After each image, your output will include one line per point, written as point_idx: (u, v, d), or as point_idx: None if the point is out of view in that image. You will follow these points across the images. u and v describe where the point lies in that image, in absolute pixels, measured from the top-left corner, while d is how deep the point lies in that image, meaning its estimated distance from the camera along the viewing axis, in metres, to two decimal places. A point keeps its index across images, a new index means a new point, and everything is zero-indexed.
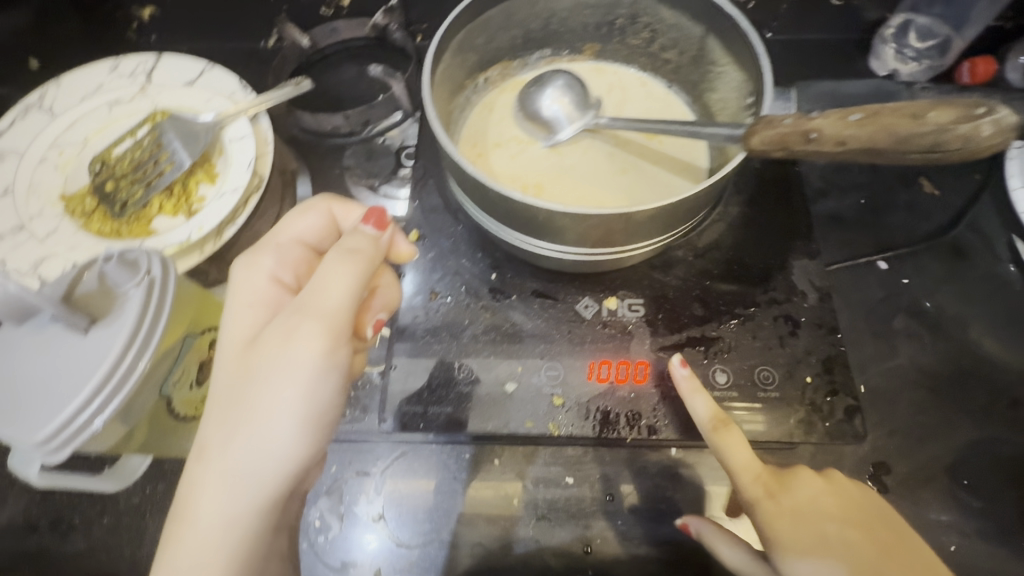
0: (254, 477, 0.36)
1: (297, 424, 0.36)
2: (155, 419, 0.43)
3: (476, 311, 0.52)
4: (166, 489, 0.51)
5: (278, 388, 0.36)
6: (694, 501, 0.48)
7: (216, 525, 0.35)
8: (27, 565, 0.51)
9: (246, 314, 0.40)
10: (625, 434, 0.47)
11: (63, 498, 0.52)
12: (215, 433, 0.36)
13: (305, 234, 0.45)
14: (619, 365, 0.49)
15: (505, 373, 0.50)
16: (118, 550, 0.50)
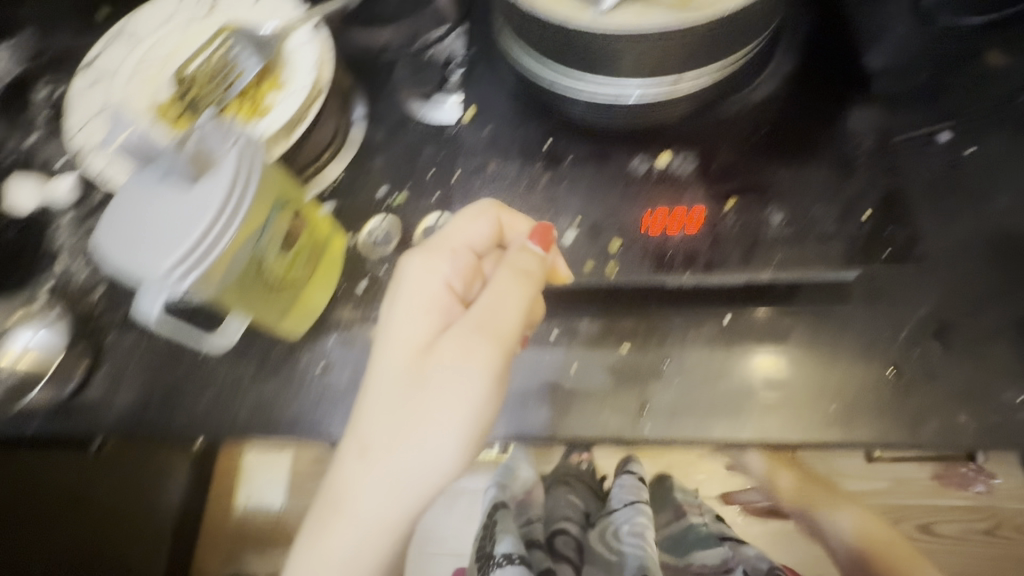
0: (416, 481, 0.45)
1: (460, 438, 0.45)
2: (248, 278, 0.48)
3: (537, 175, 0.60)
4: (258, 366, 0.59)
5: (455, 413, 0.45)
6: (741, 363, 0.53)
7: (374, 526, 0.45)
8: (148, 428, 0.59)
9: (424, 317, 0.48)
10: (681, 269, 0.53)
11: (175, 376, 0.60)
12: (385, 431, 0.45)
13: (473, 240, 0.52)
14: (672, 214, 0.55)
15: (565, 224, 0.57)
16: (224, 415, 0.58)
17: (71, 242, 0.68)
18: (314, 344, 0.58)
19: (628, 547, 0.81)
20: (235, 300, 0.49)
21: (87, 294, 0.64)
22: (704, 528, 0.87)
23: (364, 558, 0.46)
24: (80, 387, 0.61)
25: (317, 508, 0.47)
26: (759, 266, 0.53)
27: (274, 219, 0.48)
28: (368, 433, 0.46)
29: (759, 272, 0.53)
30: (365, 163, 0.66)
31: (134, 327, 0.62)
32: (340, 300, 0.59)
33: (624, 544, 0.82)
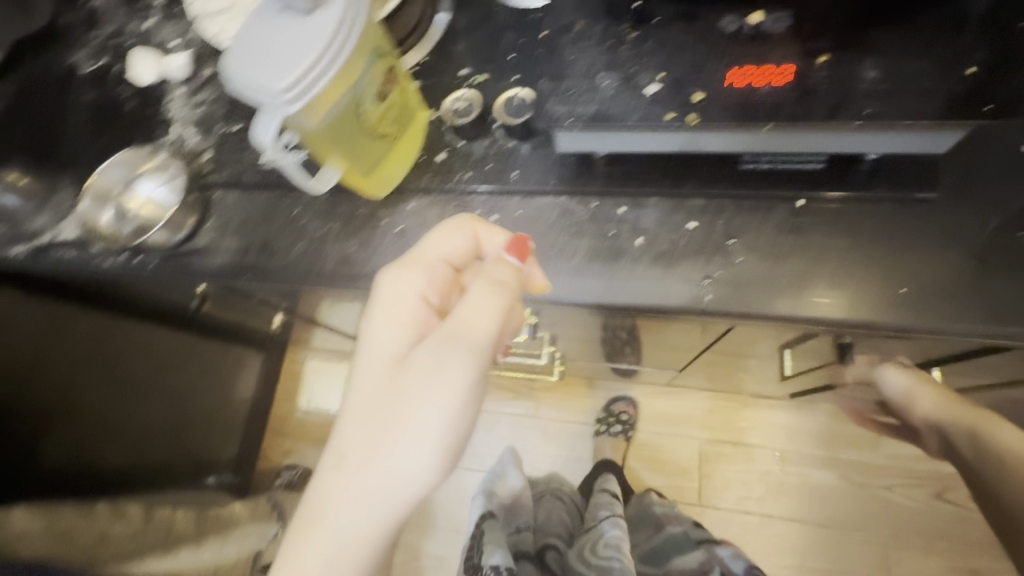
0: (394, 492, 0.51)
1: (434, 450, 0.51)
2: (348, 119, 0.52)
3: (623, 34, 0.61)
4: (343, 226, 0.64)
5: (426, 418, 0.50)
6: (811, 245, 0.52)
7: (354, 535, 0.51)
8: (244, 273, 0.66)
9: (400, 330, 0.55)
10: (767, 119, 0.49)
11: (268, 231, 0.66)
12: (359, 448, 0.51)
13: (450, 253, 0.57)
14: (764, 69, 0.52)
15: (647, 78, 0.56)
16: (310, 267, 0.64)
17: (183, 113, 0.75)
18: (395, 208, 0.63)
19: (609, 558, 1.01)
20: (335, 145, 0.53)
21: (197, 157, 0.72)
22: (684, 534, 1.15)
23: (350, 549, 0.52)
24: (187, 237, 0.68)
25: (299, 525, 0.53)
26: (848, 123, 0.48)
27: (372, 64, 0.51)
28: (344, 448, 0.52)
29: (863, 121, 0.48)
30: (447, 47, 0.68)
31: (235, 187, 0.69)
32: (421, 169, 0.63)
33: (604, 551, 1.03)
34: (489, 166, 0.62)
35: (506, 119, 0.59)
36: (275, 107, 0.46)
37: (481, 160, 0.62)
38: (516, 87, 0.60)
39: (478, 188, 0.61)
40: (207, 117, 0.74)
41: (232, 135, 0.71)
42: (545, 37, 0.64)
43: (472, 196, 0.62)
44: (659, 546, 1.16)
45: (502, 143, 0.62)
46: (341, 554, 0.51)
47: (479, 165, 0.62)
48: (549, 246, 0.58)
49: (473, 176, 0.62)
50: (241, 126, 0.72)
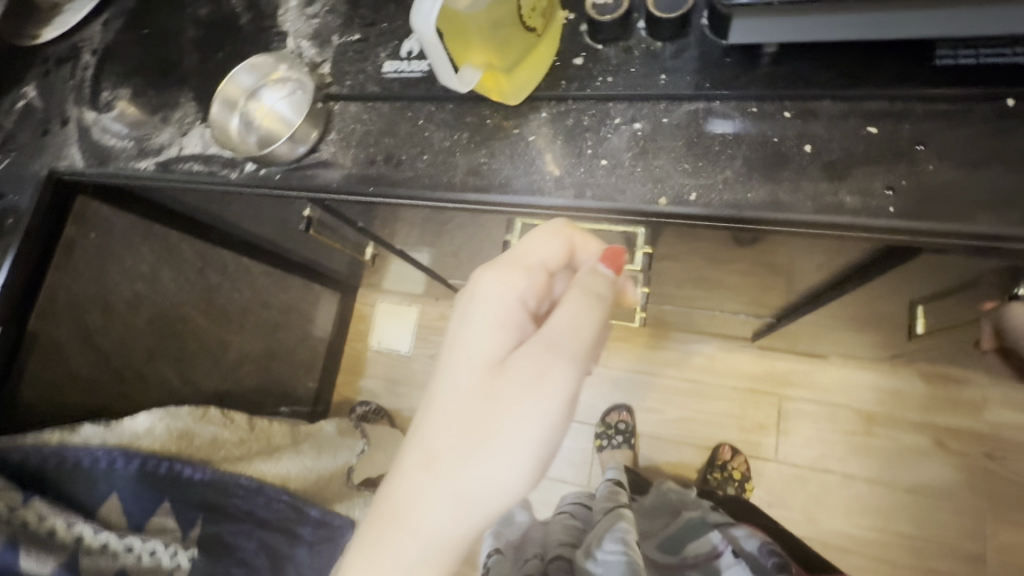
0: (481, 502, 0.46)
1: (529, 462, 0.46)
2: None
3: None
4: (472, 136, 0.62)
5: (521, 438, 0.46)
6: (1019, 150, 0.46)
7: (437, 540, 0.46)
8: (368, 186, 0.65)
9: (496, 332, 0.49)
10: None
11: (392, 142, 0.65)
12: (449, 453, 0.47)
13: (547, 260, 0.52)
14: None
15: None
16: (437, 178, 0.62)
17: (297, 25, 0.74)
18: (527, 115, 0.60)
19: (614, 552, 0.80)
20: (492, 36, 0.52)
21: (316, 69, 0.71)
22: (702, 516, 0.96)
23: (430, 558, 0.46)
24: (310, 150, 0.67)
25: (370, 529, 0.48)
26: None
27: None
28: (430, 452, 0.47)
29: None
30: None
31: (357, 98, 0.68)
32: (556, 74, 0.59)
33: (604, 551, 0.82)
34: (633, 69, 0.57)
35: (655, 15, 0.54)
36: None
37: (625, 63, 0.58)
38: None
39: (618, 94, 0.57)
40: (323, 28, 0.72)
41: (350, 45, 0.69)
42: None
43: (610, 103, 0.58)
44: (675, 535, 0.96)
45: (646, 43, 0.57)
46: (421, 564, 0.46)
47: (620, 68, 0.58)
48: (701, 153, 0.54)
49: (616, 81, 0.57)
50: (359, 35, 0.69)
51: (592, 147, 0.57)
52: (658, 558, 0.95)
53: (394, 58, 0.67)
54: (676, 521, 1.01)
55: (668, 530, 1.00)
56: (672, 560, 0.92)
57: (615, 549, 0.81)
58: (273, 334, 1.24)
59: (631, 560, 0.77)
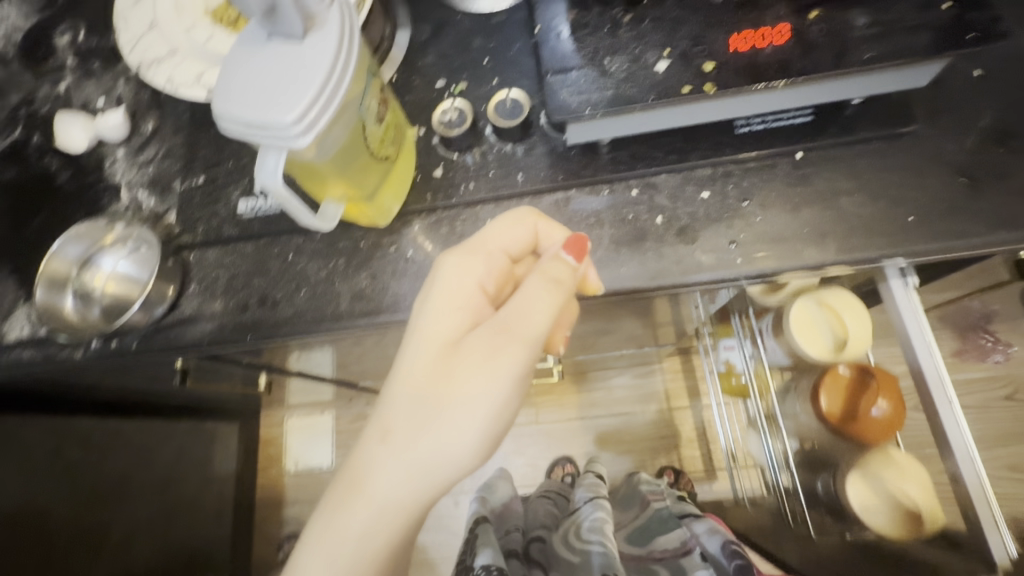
0: (433, 475, 0.44)
1: (481, 436, 0.45)
2: (359, 143, 0.50)
3: (617, 18, 0.50)
4: (348, 261, 0.60)
5: (475, 412, 0.44)
6: (820, 190, 0.55)
7: (390, 506, 0.44)
8: (247, 334, 0.60)
9: (456, 314, 0.48)
10: (779, 80, 0.46)
11: (263, 282, 0.61)
12: (406, 426, 0.45)
13: (509, 245, 0.53)
14: (759, 32, 0.47)
15: (654, 57, 0.48)
16: (321, 313, 0.59)
17: (129, 175, 0.67)
18: (401, 231, 0.60)
19: (592, 543, 0.79)
20: (345, 176, 0.51)
21: (160, 219, 0.65)
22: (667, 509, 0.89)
23: (383, 525, 0.45)
24: (169, 309, 0.61)
25: (335, 486, 0.46)
26: (858, 68, 0.45)
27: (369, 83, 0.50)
28: (387, 424, 0.45)
29: (875, 63, 0.45)
30: (414, 61, 0.66)
31: (214, 244, 0.63)
32: (421, 188, 0.60)
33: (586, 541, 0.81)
34: (492, 172, 0.60)
35: (497, 121, 0.59)
36: (284, 143, 0.41)
37: (482, 168, 0.60)
38: (506, 89, 0.60)
39: (483, 198, 0.59)
40: (160, 175, 0.66)
41: (195, 189, 0.65)
42: (513, 38, 0.64)
43: (479, 207, 0.60)
44: (644, 527, 0.89)
45: (499, 144, 0.60)
46: (370, 526, 0.45)
47: (479, 173, 0.60)
48: None
49: (479, 186, 0.60)
50: (203, 177, 0.65)
51: None
52: (624, 550, 0.89)
53: (247, 195, 0.63)
54: (644, 514, 0.92)
55: (636, 522, 0.93)
56: (638, 553, 0.86)
57: (594, 544, 0.79)
58: (167, 495, 1.06)
59: (607, 552, 0.75)
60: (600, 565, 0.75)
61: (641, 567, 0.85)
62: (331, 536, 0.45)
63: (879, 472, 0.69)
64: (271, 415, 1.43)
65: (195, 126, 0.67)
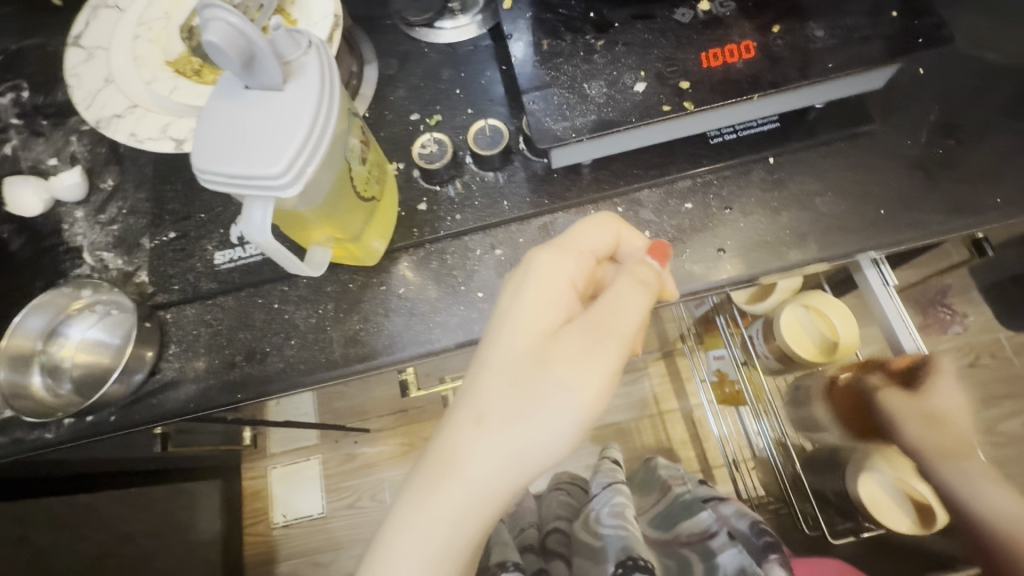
0: (522, 463, 0.41)
1: (573, 430, 0.41)
2: (344, 187, 0.49)
3: (589, 44, 0.52)
4: (337, 305, 0.58)
5: (571, 412, 0.41)
6: (794, 193, 0.57)
7: (477, 494, 0.40)
8: (237, 391, 0.57)
9: (548, 307, 0.45)
10: (751, 93, 0.48)
11: (249, 336, 0.58)
12: (500, 412, 0.41)
13: (595, 247, 0.49)
14: (727, 49, 0.49)
15: (631, 79, 0.50)
16: (314, 361, 0.57)
17: (91, 235, 0.64)
18: (389, 269, 0.59)
19: (612, 528, 0.76)
20: (334, 222, 0.50)
21: (130, 279, 0.61)
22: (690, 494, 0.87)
23: (464, 512, 0.40)
24: (149, 374, 0.58)
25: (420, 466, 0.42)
26: (824, 77, 0.48)
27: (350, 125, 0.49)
28: (480, 407, 0.42)
29: (836, 72, 0.48)
30: (385, 96, 0.65)
31: (192, 300, 0.60)
32: (406, 224, 0.60)
33: (603, 527, 0.78)
34: (477, 201, 0.59)
35: (477, 151, 0.59)
36: (271, 194, 0.40)
37: (466, 199, 0.60)
38: (483, 118, 0.61)
39: (470, 228, 0.59)
40: (126, 233, 0.63)
41: (166, 245, 0.62)
42: (483, 69, 0.65)
43: (467, 238, 0.59)
44: (666, 512, 0.88)
45: (481, 173, 0.60)
46: (450, 513, 0.40)
47: (464, 204, 0.60)
48: None
49: (465, 217, 0.59)
50: (174, 231, 0.62)
51: (463, 284, 0.58)
52: (648, 535, 0.88)
53: (223, 247, 0.61)
54: (665, 500, 0.91)
55: (658, 508, 0.92)
56: (662, 537, 0.86)
57: (613, 530, 0.76)
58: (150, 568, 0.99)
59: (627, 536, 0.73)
60: (620, 548, 0.72)
61: (668, 550, 0.84)
62: (406, 532, 0.40)
63: (885, 469, 0.68)
64: (253, 467, 1.35)
65: (160, 179, 0.64)
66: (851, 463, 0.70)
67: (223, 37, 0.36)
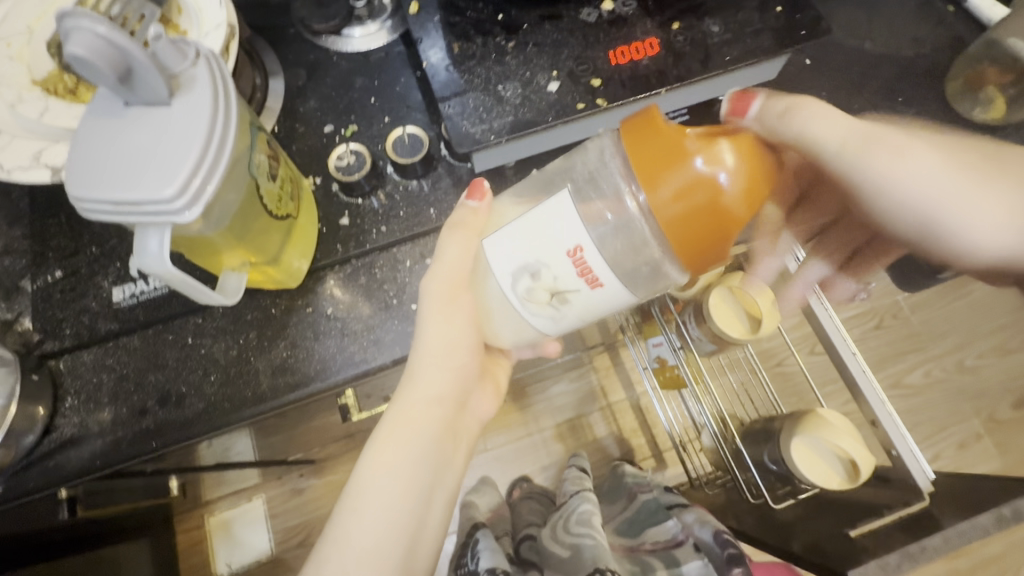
0: (414, 420, 0.52)
1: (435, 373, 0.53)
2: (254, 207, 0.46)
3: (501, 46, 0.52)
4: (260, 333, 0.54)
5: (438, 347, 0.52)
6: None
7: (387, 457, 0.50)
8: (151, 441, 0.51)
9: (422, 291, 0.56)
10: (659, 88, 0.50)
11: (162, 376, 0.53)
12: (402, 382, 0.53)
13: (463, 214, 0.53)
14: (633, 46, 0.51)
15: (544, 79, 0.50)
16: (239, 396, 0.53)
17: None
18: (315, 289, 0.56)
19: (581, 536, 0.80)
20: (246, 243, 0.47)
21: (11, 328, 0.54)
22: (656, 500, 0.92)
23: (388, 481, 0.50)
24: (42, 434, 0.51)
25: None
26: (724, 69, 0.51)
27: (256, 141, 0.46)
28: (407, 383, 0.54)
29: (733, 63, 0.51)
30: (295, 108, 0.62)
31: (89, 344, 0.54)
32: (329, 240, 0.57)
33: (574, 534, 0.82)
34: (402, 212, 0.58)
35: (398, 159, 0.57)
36: (166, 220, 0.36)
37: (391, 210, 0.58)
38: (400, 125, 0.59)
39: (397, 240, 0.57)
40: (1, 276, 0.56)
41: (53, 285, 0.55)
42: (397, 75, 0.63)
43: (395, 249, 0.57)
44: (633, 518, 0.93)
45: (404, 179, 0.58)
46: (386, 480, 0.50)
47: (388, 214, 0.57)
48: None
49: (391, 229, 0.57)
50: (61, 270, 0.55)
51: (394, 298, 0.55)
52: (616, 542, 0.92)
53: (122, 282, 0.55)
54: (632, 506, 0.96)
55: (624, 515, 0.96)
56: (629, 543, 0.90)
57: (584, 536, 0.80)
58: None
59: (598, 544, 0.78)
60: (591, 556, 0.76)
61: (634, 557, 0.87)
62: (368, 503, 0.49)
63: (817, 436, 0.72)
64: (188, 516, 1.24)
65: (40, 212, 0.57)
66: (784, 431, 0.75)
67: (90, 51, 0.32)
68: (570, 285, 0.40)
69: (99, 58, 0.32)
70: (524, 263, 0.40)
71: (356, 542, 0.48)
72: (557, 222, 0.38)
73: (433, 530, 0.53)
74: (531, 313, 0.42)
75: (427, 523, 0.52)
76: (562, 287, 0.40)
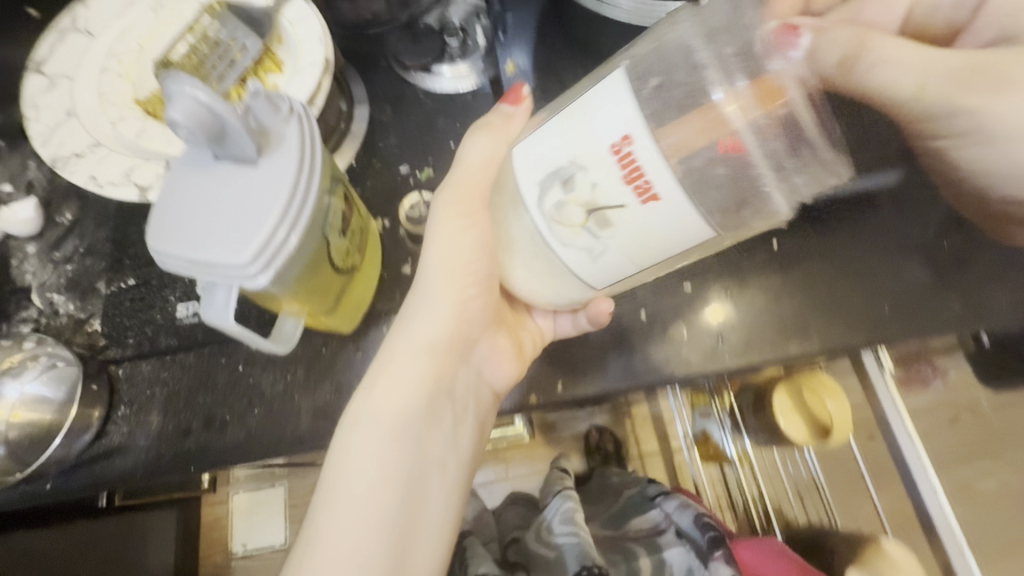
0: (410, 376, 0.47)
1: (436, 318, 0.48)
2: (321, 263, 0.45)
3: None
4: (307, 371, 0.54)
5: (439, 268, 0.48)
6: (796, 280, 0.56)
7: (380, 417, 0.46)
8: (190, 462, 0.52)
9: None
10: None
11: (210, 400, 0.54)
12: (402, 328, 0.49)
13: None
14: None
15: None
16: (278, 432, 0.52)
17: (43, 275, 0.59)
18: (367, 335, 0.55)
19: (564, 536, 0.80)
20: (307, 295, 0.46)
21: (82, 328, 0.56)
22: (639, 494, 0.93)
23: (381, 458, 0.45)
24: (95, 436, 0.53)
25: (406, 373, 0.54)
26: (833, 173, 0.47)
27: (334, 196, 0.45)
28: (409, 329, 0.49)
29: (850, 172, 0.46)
30: (374, 144, 0.61)
31: (148, 356, 0.55)
32: (389, 288, 0.56)
33: (557, 536, 0.81)
34: None
35: None
36: (237, 282, 0.36)
37: None
38: None
39: None
40: (81, 275, 0.58)
41: (124, 292, 0.57)
42: None
43: None
44: (620, 512, 0.92)
45: None
46: (377, 444, 0.45)
47: None
48: (559, 340, 0.55)
49: None
50: (134, 278, 0.57)
51: None
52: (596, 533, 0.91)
53: (187, 299, 0.56)
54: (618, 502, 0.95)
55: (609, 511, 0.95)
56: (611, 534, 0.89)
57: (565, 535, 0.80)
58: None
59: (582, 541, 0.77)
60: (577, 557, 0.76)
61: (614, 546, 0.88)
62: (355, 476, 0.44)
63: None
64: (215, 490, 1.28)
65: (124, 218, 0.60)
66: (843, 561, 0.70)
67: (188, 115, 0.32)
68: (613, 199, 0.34)
69: (196, 119, 0.32)
70: (557, 166, 0.35)
71: (339, 526, 0.42)
72: (593, 115, 0.34)
73: (436, 519, 0.46)
74: (562, 241, 0.37)
75: (426, 514, 0.45)
76: (602, 200, 0.34)
